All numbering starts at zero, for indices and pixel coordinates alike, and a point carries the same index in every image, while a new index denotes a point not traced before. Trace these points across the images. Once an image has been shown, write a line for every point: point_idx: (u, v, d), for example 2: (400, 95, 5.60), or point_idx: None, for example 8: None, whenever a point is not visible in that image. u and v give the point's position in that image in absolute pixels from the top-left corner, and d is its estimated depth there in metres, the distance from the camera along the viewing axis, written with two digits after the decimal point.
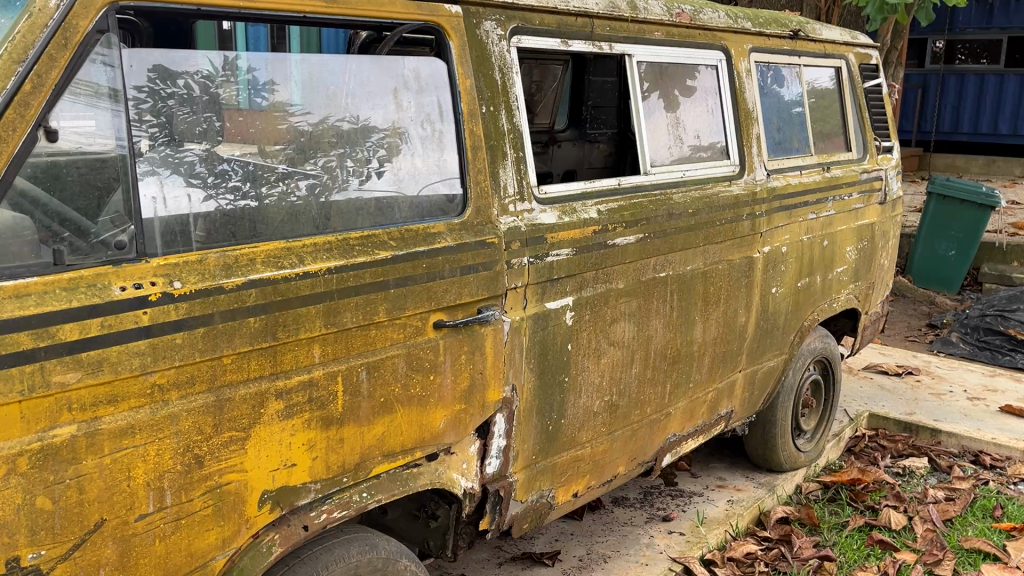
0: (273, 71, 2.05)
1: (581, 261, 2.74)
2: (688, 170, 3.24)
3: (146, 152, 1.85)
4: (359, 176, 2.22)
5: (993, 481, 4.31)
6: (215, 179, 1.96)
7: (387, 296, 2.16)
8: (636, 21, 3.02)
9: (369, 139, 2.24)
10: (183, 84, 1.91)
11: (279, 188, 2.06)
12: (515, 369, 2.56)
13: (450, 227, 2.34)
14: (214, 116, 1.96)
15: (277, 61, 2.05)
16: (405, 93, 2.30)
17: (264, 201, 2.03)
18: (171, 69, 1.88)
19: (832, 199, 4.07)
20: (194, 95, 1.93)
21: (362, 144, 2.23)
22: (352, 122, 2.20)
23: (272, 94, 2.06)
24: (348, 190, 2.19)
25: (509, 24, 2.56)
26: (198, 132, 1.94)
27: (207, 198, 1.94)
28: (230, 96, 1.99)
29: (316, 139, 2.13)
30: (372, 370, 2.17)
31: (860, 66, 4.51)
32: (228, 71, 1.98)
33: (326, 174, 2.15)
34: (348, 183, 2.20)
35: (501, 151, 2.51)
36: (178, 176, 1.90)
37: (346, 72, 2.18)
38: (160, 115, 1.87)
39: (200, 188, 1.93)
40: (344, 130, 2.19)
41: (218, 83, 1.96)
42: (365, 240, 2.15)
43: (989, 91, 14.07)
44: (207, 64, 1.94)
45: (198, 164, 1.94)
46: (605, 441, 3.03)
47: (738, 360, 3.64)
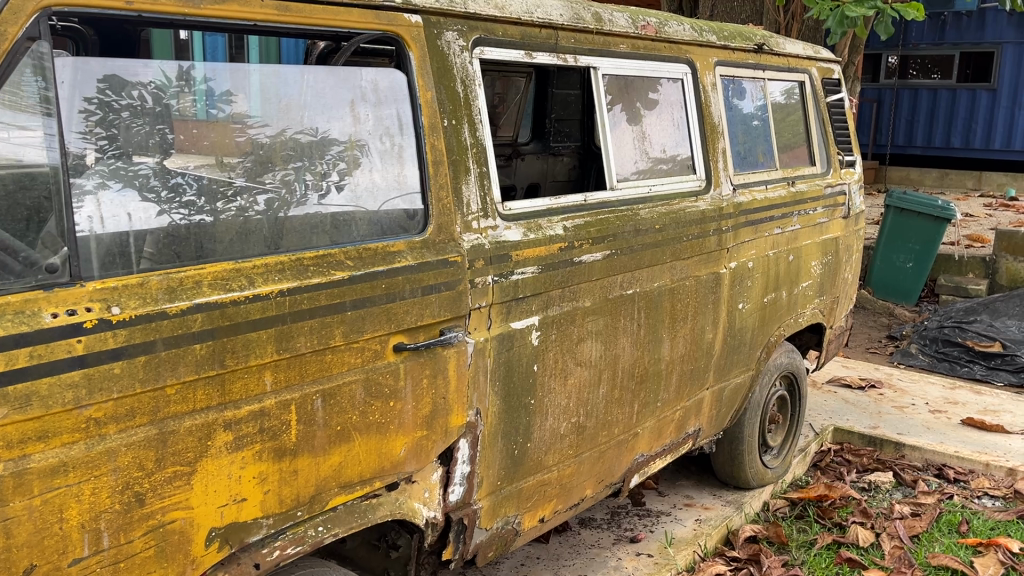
0: (231, 81, 1.95)
1: (547, 279, 2.66)
2: (654, 184, 3.18)
3: (93, 165, 1.74)
4: (318, 191, 2.13)
5: (957, 496, 4.31)
6: (169, 194, 1.87)
7: (343, 318, 2.05)
8: (602, 33, 2.96)
9: (328, 152, 2.15)
10: (138, 95, 1.81)
11: (236, 204, 1.97)
12: (479, 393, 2.47)
13: (410, 246, 2.24)
14: (167, 128, 1.87)
15: (237, 71, 1.96)
16: (362, 105, 2.20)
17: (218, 217, 1.93)
18: (127, 77, 1.79)
19: (797, 214, 4.04)
20: (148, 108, 1.83)
21: (321, 157, 2.13)
22: (311, 135, 2.11)
23: (231, 105, 1.96)
24: (306, 206, 2.10)
25: (471, 35, 2.47)
26: (152, 144, 1.85)
27: (160, 213, 1.85)
28: (185, 107, 1.89)
29: (272, 153, 2.04)
30: (328, 398, 2.06)
31: (823, 80, 4.51)
32: (181, 81, 1.87)
33: (284, 188, 2.07)
34: (307, 199, 2.10)
35: (464, 166, 2.42)
36: (133, 189, 1.81)
37: (302, 81, 2.08)
38: (112, 128, 1.78)
39: (155, 202, 1.84)
40: (302, 143, 2.09)
41: (174, 92, 1.87)
42: (320, 260, 2.04)
43: (942, 105, 14.36)
44: (160, 74, 1.84)
45: (153, 177, 1.85)
46: (572, 464, 2.94)
47: (706, 378, 3.58)
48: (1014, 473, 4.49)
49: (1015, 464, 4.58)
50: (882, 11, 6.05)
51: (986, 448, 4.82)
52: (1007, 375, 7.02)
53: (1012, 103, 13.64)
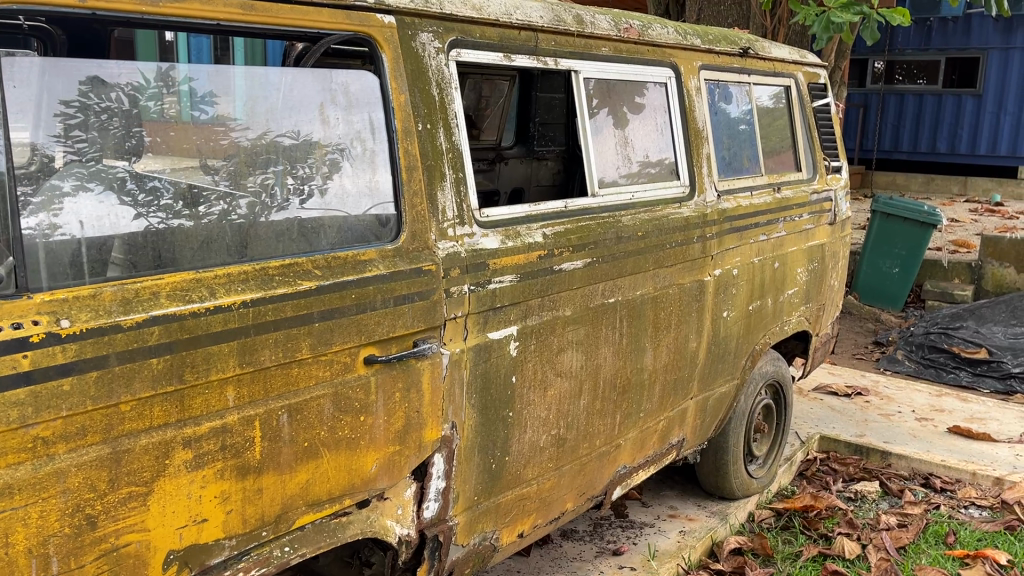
0: (215, 83, 1.90)
1: (526, 288, 2.58)
2: (637, 191, 3.12)
3: (61, 169, 1.69)
4: (300, 195, 2.08)
5: (944, 506, 4.26)
6: (147, 197, 1.85)
7: (310, 330, 1.97)
8: (583, 35, 2.89)
9: (312, 156, 2.10)
10: (116, 97, 1.77)
11: (219, 207, 1.93)
12: (455, 406, 2.39)
13: (382, 254, 2.16)
14: (142, 130, 1.82)
15: (221, 73, 1.91)
16: (332, 108, 2.13)
17: (201, 221, 1.90)
18: (107, 78, 1.75)
19: (783, 220, 3.98)
20: (125, 110, 1.79)
21: (303, 160, 2.08)
22: (293, 138, 2.06)
23: (215, 107, 1.92)
24: (288, 210, 2.05)
25: (447, 36, 2.40)
26: (127, 148, 1.81)
27: (136, 216, 1.83)
28: (170, 110, 1.85)
29: (256, 155, 1.99)
30: (294, 413, 1.98)
31: (809, 85, 4.46)
32: (161, 82, 1.83)
33: (265, 192, 2.01)
34: (288, 203, 2.05)
35: (440, 171, 2.34)
36: (111, 191, 1.80)
37: (279, 83, 2.02)
38: (91, 130, 1.74)
39: (130, 206, 1.82)
40: (285, 146, 2.04)
41: (162, 95, 1.83)
42: (286, 270, 1.96)
43: (928, 111, 14.40)
44: (139, 75, 1.80)
45: (129, 180, 1.83)
46: (552, 477, 2.86)
47: (690, 387, 3.52)
48: (1000, 483, 4.45)
49: (1001, 473, 4.54)
50: (868, 15, 6.02)
51: (973, 457, 4.78)
52: (993, 381, 6.99)
53: (997, 109, 13.69)
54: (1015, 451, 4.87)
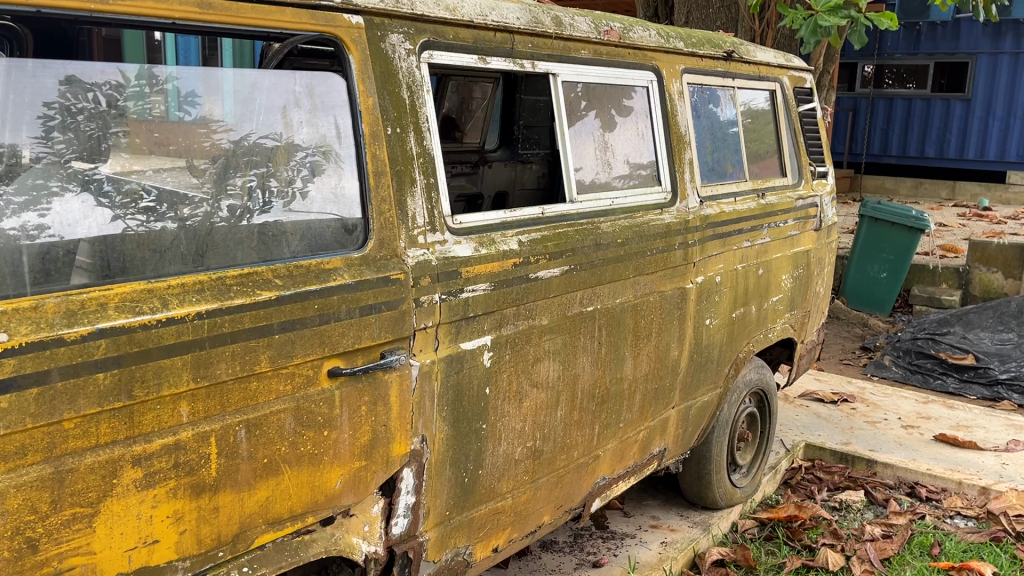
0: (204, 83, 1.89)
1: (500, 297, 2.50)
2: (616, 197, 3.06)
3: (29, 164, 1.66)
4: (283, 198, 2.03)
5: (929, 516, 4.22)
6: (125, 199, 1.79)
7: (270, 342, 1.90)
8: (561, 37, 2.82)
9: (293, 157, 2.05)
10: (93, 98, 1.73)
11: (202, 209, 1.89)
12: (426, 418, 2.31)
13: (347, 262, 2.08)
14: (122, 131, 1.78)
15: (210, 75, 1.90)
16: (296, 111, 2.05)
17: (185, 223, 1.86)
18: (87, 79, 1.71)
19: (767, 226, 3.93)
20: (104, 110, 1.75)
21: (286, 163, 2.04)
22: (276, 140, 2.02)
23: (201, 107, 1.89)
24: (270, 213, 2.01)
25: (418, 38, 2.32)
26: (105, 149, 1.76)
27: (114, 218, 1.76)
28: (159, 110, 1.82)
29: (237, 158, 1.96)
30: (252, 429, 1.90)
31: (795, 89, 4.41)
32: (145, 81, 1.80)
33: (246, 195, 1.97)
34: (270, 206, 2.01)
35: (410, 176, 2.26)
36: (88, 194, 1.74)
37: (253, 85, 1.98)
38: (70, 132, 1.71)
39: (108, 208, 1.76)
40: (267, 149, 2.01)
41: (146, 94, 1.80)
42: (244, 279, 1.88)
43: (916, 115, 14.41)
44: (119, 74, 1.76)
45: (106, 182, 1.77)
46: (528, 490, 2.79)
47: (671, 396, 3.46)
48: (986, 492, 4.41)
49: (987, 483, 4.49)
50: (856, 20, 5.97)
51: (959, 465, 4.74)
52: (979, 388, 6.96)
53: (985, 114, 13.71)
54: (1001, 460, 4.83)
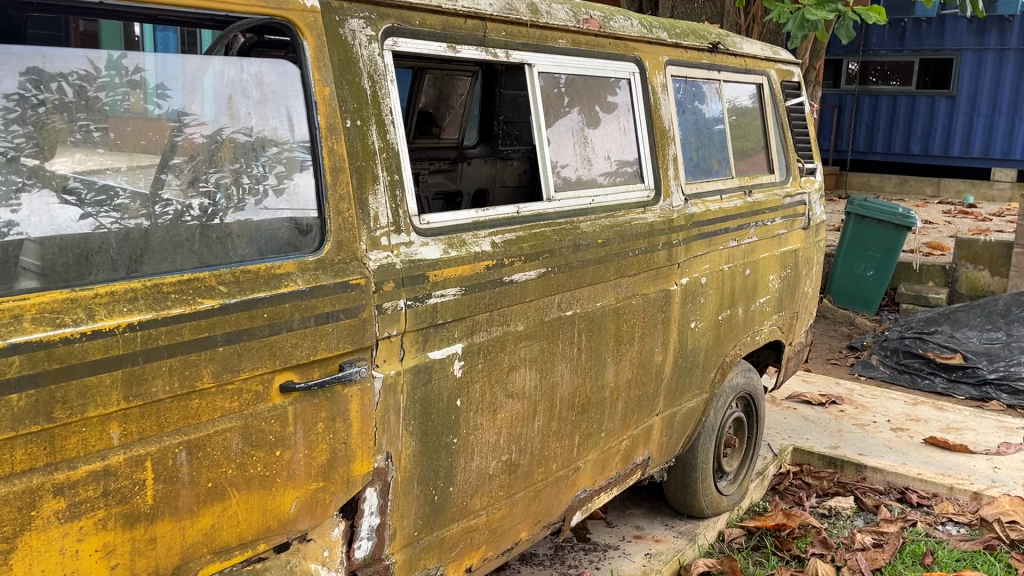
0: (186, 78, 1.80)
1: (472, 302, 2.33)
2: (597, 195, 2.90)
3: None
4: (255, 194, 1.89)
5: (920, 523, 4.09)
6: (98, 197, 1.68)
7: (213, 356, 1.72)
8: (538, 25, 2.65)
9: (264, 153, 1.91)
10: (57, 88, 1.61)
11: (173, 207, 1.77)
12: (390, 434, 2.15)
13: (301, 266, 1.91)
14: (93, 124, 1.67)
15: (188, 65, 1.80)
16: (242, 102, 1.88)
17: (158, 221, 1.75)
18: (50, 68, 1.60)
19: (755, 225, 3.78)
20: (69, 102, 1.63)
21: (258, 157, 1.90)
22: (247, 134, 1.89)
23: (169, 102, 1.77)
24: (242, 211, 1.88)
25: (381, 23, 2.15)
26: (72, 142, 1.63)
27: (84, 216, 1.65)
28: (137, 103, 1.72)
29: (212, 155, 1.84)
30: (194, 451, 1.73)
31: (782, 83, 4.27)
32: (115, 71, 1.68)
33: (222, 193, 1.85)
34: (244, 203, 1.88)
35: (372, 173, 2.09)
36: (50, 191, 1.61)
37: (200, 70, 1.81)
38: (30, 125, 1.58)
39: (76, 205, 1.65)
40: (241, 143, 1.88)
41: (120, 85, 1.69)
42: (184, 287, 1.70)
43: (901, 111, 14.35)
44: (87, 64, 1.65)
45: (74, 179, 1.65)
46: (503, 506, 2.63)
47: (655, 404, 3.31)
48: (979, 497, 4.29)
49: (979, 487, 4.38)
50: (843, 14, 5.84)
51: (950, 469, 4.62)
52: (968, 388, 6.85)
53: (970, 110, 13.66)
54: (993, 463, 4.71)
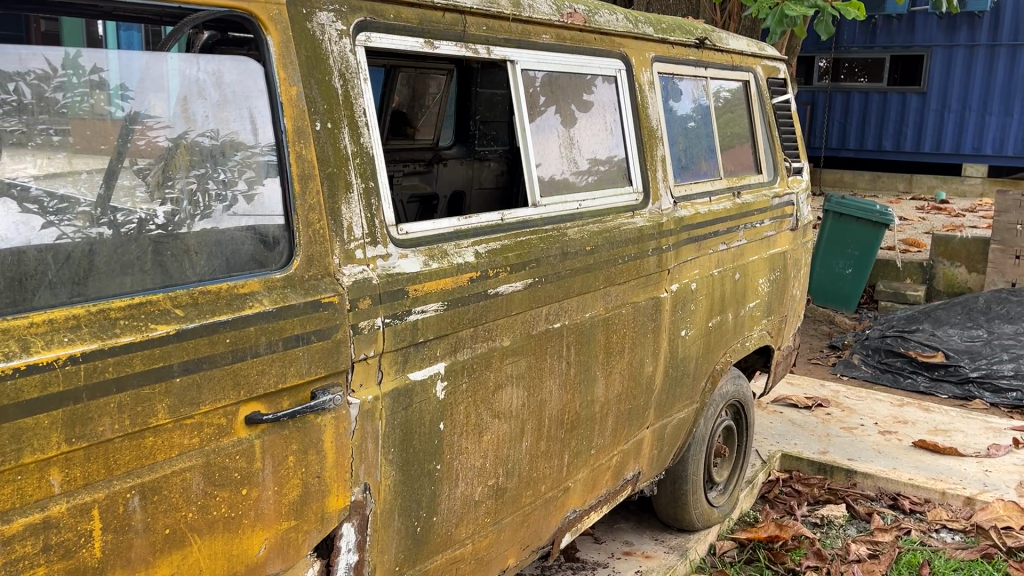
0: (148, 76, 1.62)
1: (455, 317, 2.16)
2: (584, 199, 2.75)
3: None
4: (223, 201, 1.72)
5: (915, 531, 4.00)
6: (60, 204, 1.53)
7: (168, 389, 1.54)
8: (520, 20, 2.49)
9: (231, 157, 1.74)
10: (15, 88, 1.46)
11: (134, 215, 1.61)
12: (368, 464, 1.98)
13: (267, 285, 1.73)
14: (53, 129, 1.51)
15: (153, 64, 1.62)
16: (199, 103, 1.69)
17: (121, 230, 1.58)
18: (4, 67, 1.44)
19: (744, 227, 3.64)
20: (29, 104, 1.48)
21: (221, 163, 1.72)
22: (212, 138, 1.71)
23: (130, 103, 1.60)
24: (209, 220, 1.71)
25: (352, 17, 1.97)
26: (36, 145, 1.50)
27: (47, 224, 1.50)
28: (98, 105, 1.55)
29: (171, 162, 1.66)
30: (148, 495, 1.54)
31: (768, 80, 4.13)
32: (72, 70, 1.51)
33: (187, 200, 1.68)
34: (211, 210, 1.71)
35: (345, 179, 1.91)
36: (10, 199, 1.46)
37: (154, 69, 1.63)
38: None
39: (38, 214, 1.49)
40: (206, 148, 1.71)
41: (77, 85, 1.52)
42: (134, 312, 1.52)
43: (873, 108, 14.37)
44: (44, 63, 1.48)
45: (35, 187, 1.49)
46: (489, 533, 2.46)
47: (646, 416, 3.16)
48: (972, 503, 4.20)
49: (972, 492, 4.29)
50: (822, 9, 5.74)
51: (941, 474, 4.53)
52: (950, 387, 6.78)
53: (941, 107, 13.72)
54: (983, 466, 4.63)
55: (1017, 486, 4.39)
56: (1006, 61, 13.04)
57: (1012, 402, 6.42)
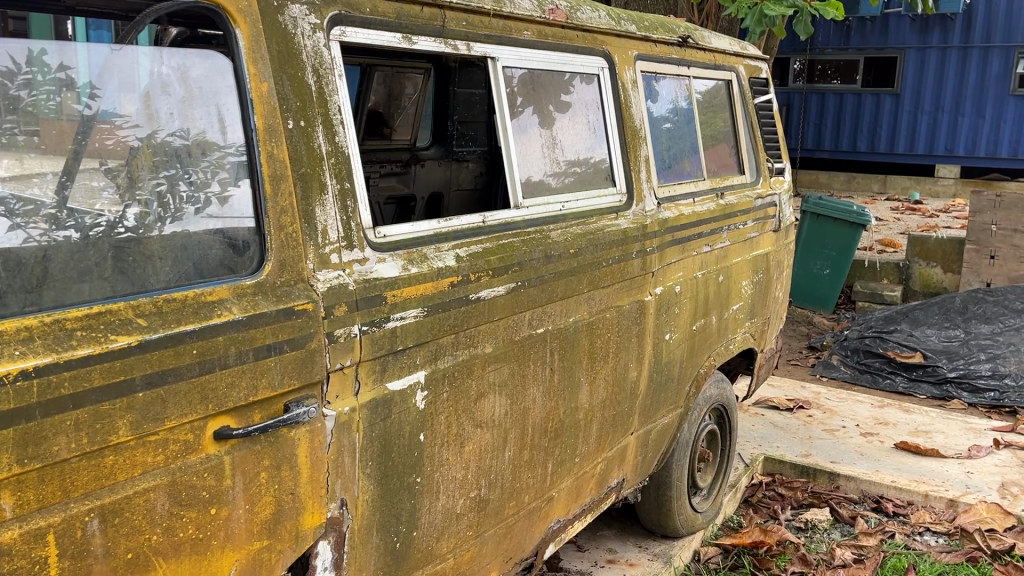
0: (115, 73, 1.54)
1: (435, 323, 2.07)
2: (567, 200, 2.67)
3: None
4: (195, 204, 1.63)
5: (899, 534, 3.97)
6: (26, 206, 1.44)
7: (131, 404, 1.44)
8: (500, 15, 2.41)
9: (204, 158, 1.65)
10: None
11: (102, 219, 1.51)
12: (345, 479, 1.89)
13: (237, 291, 1.63)
14: (17, 127, 1.45)
15: (124, 58, 1.56)
16: (162, 100, 1.60)
17: (89, 235, 1.49)
18: None
19: (727, 229, 3.59)
20: None
21: (186, 164, 1.63)
22: (183, 138, 1.63)
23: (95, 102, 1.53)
24: (179, 224, 1.61)
25: (326, 10, 1.88)
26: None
27: (12, 228, 1.41)
28: (66, 104, 1.50)
29: (134, 162, 1.57)
30: (110, 518, 1.44)
31: (750, 80, 4.08)
32: (35, 67, 1.45)
33: (157, 203, 1.59)
34: (182, 212, 1.62)
35: (319, 181, 1.82)
36: None
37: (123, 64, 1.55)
38: None
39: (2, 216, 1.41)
40: (175, 148, 1.62)
41: (42, 83, 1.46)
42: (92, 323, 1.41)
43: (848, 109, 14.45)
44: (6, 59, 1.42)
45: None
46: (471, 546, 2.37)
47: (630, 422, 3.09)
48: (955, 505, 4.18)
49: (955, 494, 4.27)
50: (801, 9, 5.71)
51: (924, 476, 4.51)
52: (929, 387, 6.79)
53: (914, 108, 13.82)
54: (965, 468, 4.62)
55: (999, 487, 4.38)
56: (978, 62, 13.16)
57: (989, 402, 6.43)
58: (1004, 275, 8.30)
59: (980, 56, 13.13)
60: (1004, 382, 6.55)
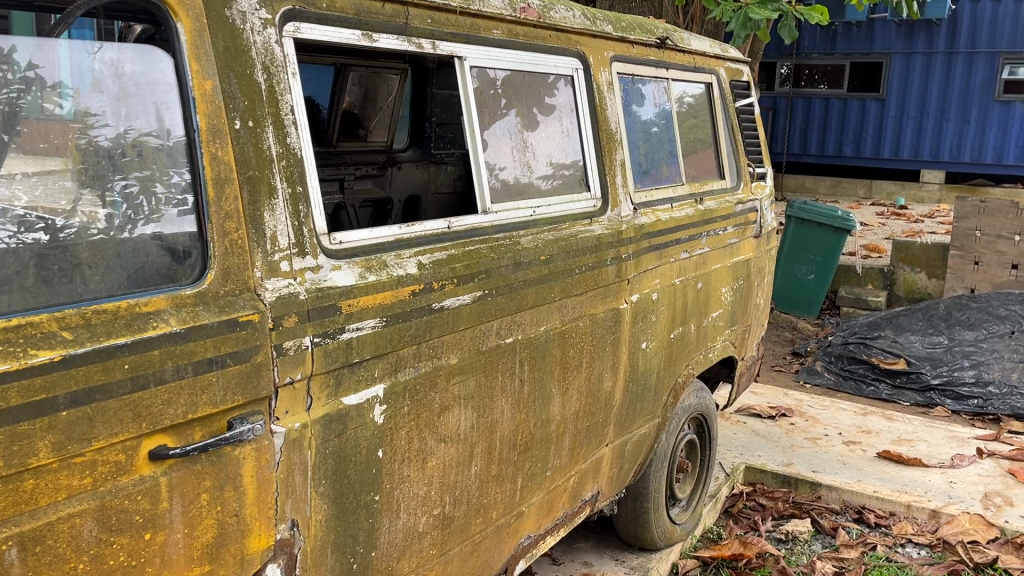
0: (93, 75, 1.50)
1: (395, 334, 1.98)
2: (538, 205, 2.59)
3: None
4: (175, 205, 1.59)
5: (880, 546, 3.90)
6: None
7: (53, 424, 1.34)
8: (469, 13, 2.32)
9: (179, 163, 1.59)
10: None
11: (77, 220, 1.48)
12: (296, 498, 1.79)
13: (176, 302, 1.53)
14: None
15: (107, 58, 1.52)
16: (95, 96, 1.50)
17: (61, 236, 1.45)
18: None
19: (706, 235, 3.51)
20: None
21: (117, 165, 1.52)
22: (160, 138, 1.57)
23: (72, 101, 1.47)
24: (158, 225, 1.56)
25: (278, 4, 1.78)
26: None
27: None
28: (39, 103, 1.44)
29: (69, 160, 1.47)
30: (31, 546, 1.34)
31: (731, 82, 4.01)
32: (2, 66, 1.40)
33: (127, 204, 1.54)
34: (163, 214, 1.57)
35: (269, 184, 1.72)
36: None
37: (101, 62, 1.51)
38: None
39: None
40: (150, 148, 1.56)
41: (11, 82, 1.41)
42: (8, 337, 1.31)
43: (834, 114, 14.45)
44: None
45: None
46: (435, 565, 2.28)
47: (605, 433, 3.01)
48: (937, 516, 4.11)
49: (937, 505, 4.20)
50: (785, 13, 5.65)
51: (906, 486, 4.44)
52: (912, 394, 6.74)
53: (900, 113, 13.83)
54: (948, 478, 4.56)
55: (981, 498, 4.32)
56: (963, 68, 13.18)
57: (973, 410, 6.39)
58: (988, 281, 8.27)
59: (965, 61, 13.15)
60: (988, 389, 6.50)
